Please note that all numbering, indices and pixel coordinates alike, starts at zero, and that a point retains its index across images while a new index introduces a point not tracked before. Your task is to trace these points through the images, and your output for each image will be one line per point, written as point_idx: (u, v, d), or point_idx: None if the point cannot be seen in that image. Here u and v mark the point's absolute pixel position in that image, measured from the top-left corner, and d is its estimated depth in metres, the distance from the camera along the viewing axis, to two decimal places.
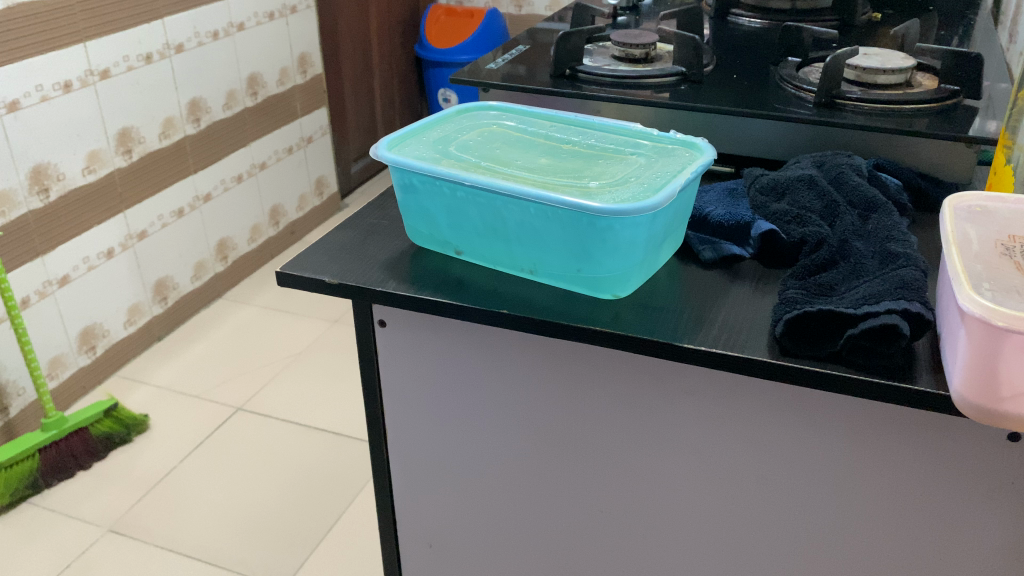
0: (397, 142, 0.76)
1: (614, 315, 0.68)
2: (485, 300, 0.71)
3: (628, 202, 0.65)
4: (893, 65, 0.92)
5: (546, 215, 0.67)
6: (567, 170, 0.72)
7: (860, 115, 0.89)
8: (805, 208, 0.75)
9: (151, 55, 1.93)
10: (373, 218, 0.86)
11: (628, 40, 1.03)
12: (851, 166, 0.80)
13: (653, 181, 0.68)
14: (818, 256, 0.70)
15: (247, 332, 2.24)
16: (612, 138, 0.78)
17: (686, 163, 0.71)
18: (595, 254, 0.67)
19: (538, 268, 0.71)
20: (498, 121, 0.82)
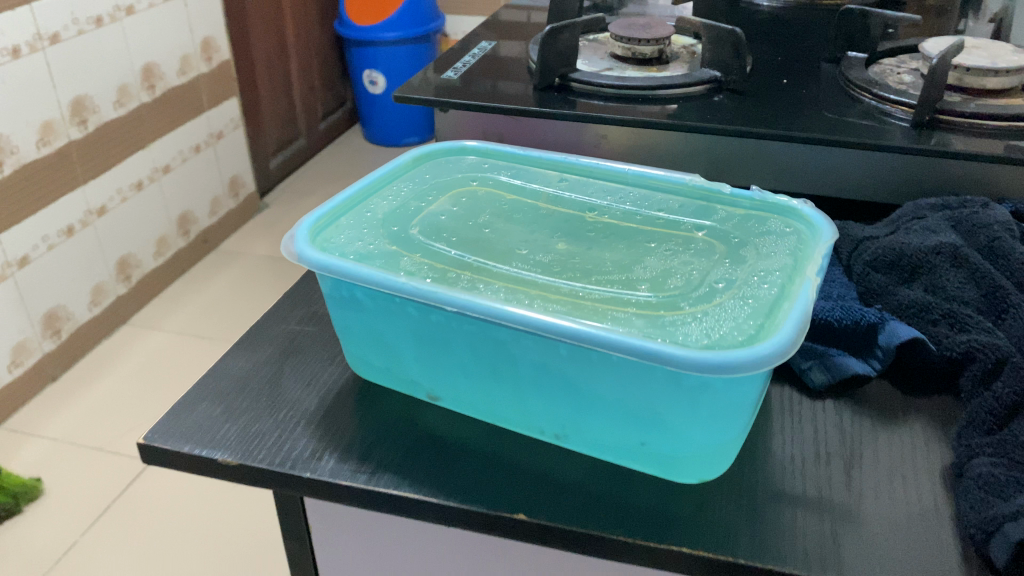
0: (327, 222, 0.48)
1: (707, 519, 0.42)
2: (487, 493, 0.43)
3: (729, 339, 0.39)
4: (1009, 64, 0.66)
5: (590, 362, 0.40)
6: (606, 269, 0.46)
7: (981, 140, 0.63)
8: (955, 301, 0.50)
9: (17, 49, 1.50)
10: (292, 321, 0.57)
11: (634, 33, 0.74)
12: (1002, 225, 0.54)
13: (757, 291, 0.42)
14: (1004, 391, 0.45)
15: (162, 363, 1.80)
16: (658, 202, 0.53)
17: (795, 249, 0.46)
18: (673, 425, 0.40)
19: (568, 434, 0.44)
20: (478, 177, 0.56)
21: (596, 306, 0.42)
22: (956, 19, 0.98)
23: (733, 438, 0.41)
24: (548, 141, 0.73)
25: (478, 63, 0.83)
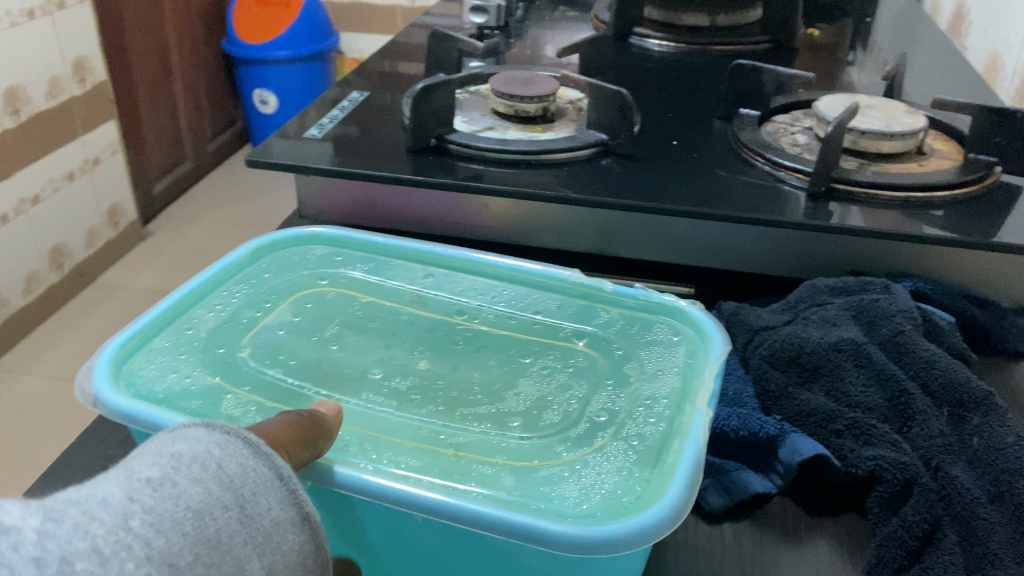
0: (137, 344, 0.44)
1: None
2: None
3: (609, 502, 0.35)
4: (904, 128, 0.63)
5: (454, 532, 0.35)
6: (473, 399, 0.42)
7: (879, 211, 0.59)
8: (858, 408, 0.46)
9: None
10: (111, 445, 0.48)
11: (516, 90, 0.69)
12: (905, 313, 0.50)
13: (644, 429, 0.39)
14: (915, 519, 0.41)
15: (29, 414, 1.54)
16: (534, 302, 0.49)
17: (685, 365, 0.43)
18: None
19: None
20: (328, 274, 0.51)
21: (460, 454, 0.38)
22: (845, 56, 0.97)
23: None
24: (423, 209, 0.66)
25: (349, 117, 0.76)
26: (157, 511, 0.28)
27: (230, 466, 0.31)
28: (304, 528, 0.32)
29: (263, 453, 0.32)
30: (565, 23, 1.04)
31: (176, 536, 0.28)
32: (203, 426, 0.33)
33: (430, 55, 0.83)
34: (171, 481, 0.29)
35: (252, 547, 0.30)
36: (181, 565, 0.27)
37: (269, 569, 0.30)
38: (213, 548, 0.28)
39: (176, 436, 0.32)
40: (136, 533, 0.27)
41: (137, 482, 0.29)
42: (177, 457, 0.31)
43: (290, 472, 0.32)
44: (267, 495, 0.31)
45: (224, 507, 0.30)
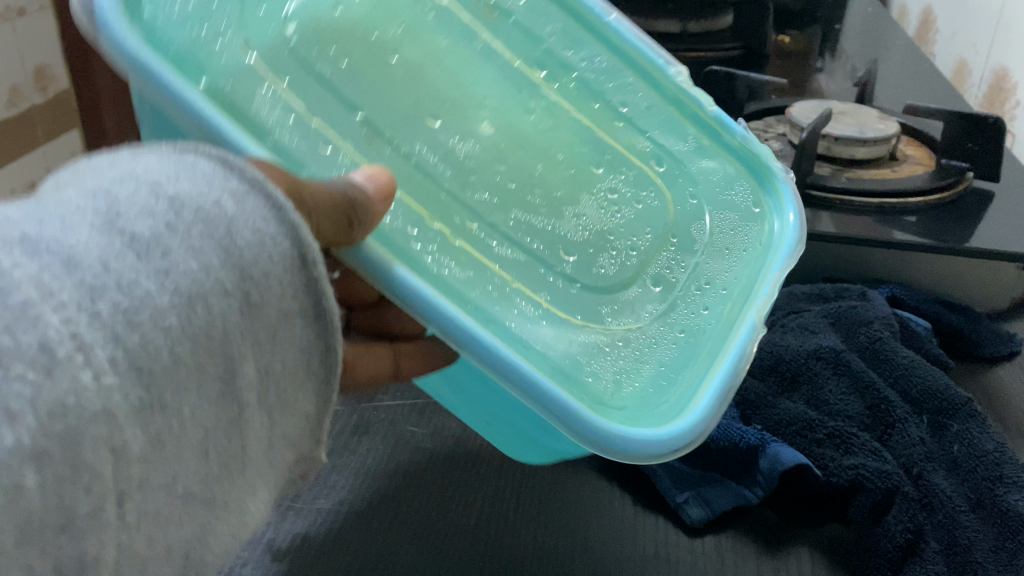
0: None
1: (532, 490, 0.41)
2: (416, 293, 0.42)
3: (637, 390, 0.37)
4: (876, 134, 0.63)
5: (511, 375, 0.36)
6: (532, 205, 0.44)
7: (854, 218, 0.59)
8: (839, 416, 0.45)
9: None
10: None
11: None
12: (883, 322, 0.50)
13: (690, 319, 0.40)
14: (896, 528, 0.40)
15: None
16: (613, 96, 0.47)
17: (756, 241, 0.42)
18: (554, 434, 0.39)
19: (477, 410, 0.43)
20: None
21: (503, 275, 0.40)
22: (815, 62, 0.98)
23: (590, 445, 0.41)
24: None
25: None
26: (137, 287, 0.21)
27: (244, 239, 0.24)
28: (315, 330, 0.27)
29: (291, 226, 0.26)
30: None
31: (155, 331, 0.21)
32: (218, 163, 0.26)
33: None
34: (163, 244, 0.22)
35: (251, 343, 0.24)
36: (154, 370, 0.21)
37: (265, 374, 0.26)
38: (199, 341, 0.22)
39: (180, 165, 0.25)
40: (108, 320, 0.20)
41: (118, 232, 0.21)
42: (175, 196, 0.23)
43: (319, 259, 0.26)
44: (278, 276, 0.25)
45: (224, 291, 0.23)
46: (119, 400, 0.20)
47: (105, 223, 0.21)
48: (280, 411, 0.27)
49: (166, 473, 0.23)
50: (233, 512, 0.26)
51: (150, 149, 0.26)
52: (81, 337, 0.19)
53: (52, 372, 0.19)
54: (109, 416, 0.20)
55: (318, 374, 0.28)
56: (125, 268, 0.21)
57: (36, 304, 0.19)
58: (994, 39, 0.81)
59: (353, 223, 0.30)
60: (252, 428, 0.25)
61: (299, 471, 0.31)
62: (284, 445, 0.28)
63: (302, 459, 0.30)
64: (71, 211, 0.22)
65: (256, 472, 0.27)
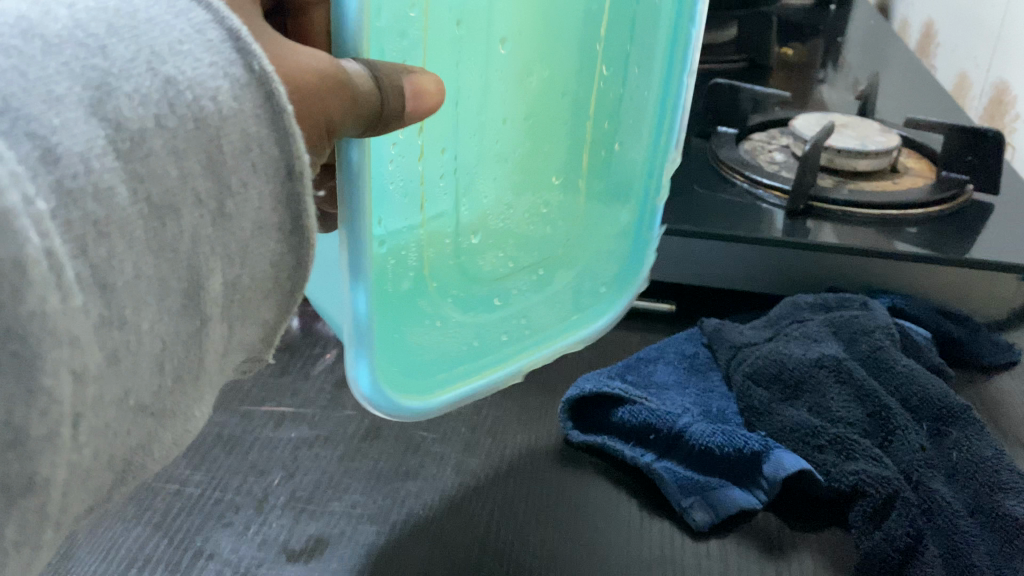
0: None
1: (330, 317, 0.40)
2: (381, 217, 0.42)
3: (421, 350, 0.41)
4: (877, 146, 0.65)
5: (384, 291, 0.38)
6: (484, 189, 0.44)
7: (855, 229, 0.60)
8: (839, 423, 0.46)
9: None
10: None
11: None
12: (885, 331, 0.51)
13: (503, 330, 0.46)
14: (897, 531, 0.41)
15: None
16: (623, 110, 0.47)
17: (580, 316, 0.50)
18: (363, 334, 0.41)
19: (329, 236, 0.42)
20: None
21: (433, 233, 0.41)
22: (817, 74, 0.99)
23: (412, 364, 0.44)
24: None
25: None
26: (112, 194, 0.20)
27: (231, 144, 0.24)
28: (289, 243, 0.27)
29: (285, 135, 0.25)
30: None
31: (122, 242, 0.21)
32: (229, 37, 0.24)
33: None
34: (147, 139, 0.22)
35: (220, 255, 0.24)
36: (114, 284, 0.21)
37: (231, 286, 0.25)
38: (164, 256, 0.22)
39: (190, 30, 0.24)
40: (78, 229, 0.20)
41: (103, 119, 0.21)
42: (171, 76, 0.23)
43: (306, 173, 0.26)
44: (258, 188, 0.25)
45: (198, 202, 0.23)
46: (82, 324, 0.20)
47: (92, 104, 0.21)
48: (241, 320, 0.27)
49: (121, 385, 0.22)
50: (180, 422, 0.26)
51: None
52: (53, 248, 0.19)
53: (16, 292, 0.18)
54: (71, 335, 0.20)
55: (284, 287, 0.28)
56: (104, 168, 0.20)
57: (15, 206, 0.18)
58: (993, 53, 0.82)
59: (374, 123, 0.30)
60: (210, 341, 0.25)
61: (244, 367, 0.30)
62: (239, 352, 0.28)
63: (250, 359, 0.30)
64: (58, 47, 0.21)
65: (212, 380, 0.27)
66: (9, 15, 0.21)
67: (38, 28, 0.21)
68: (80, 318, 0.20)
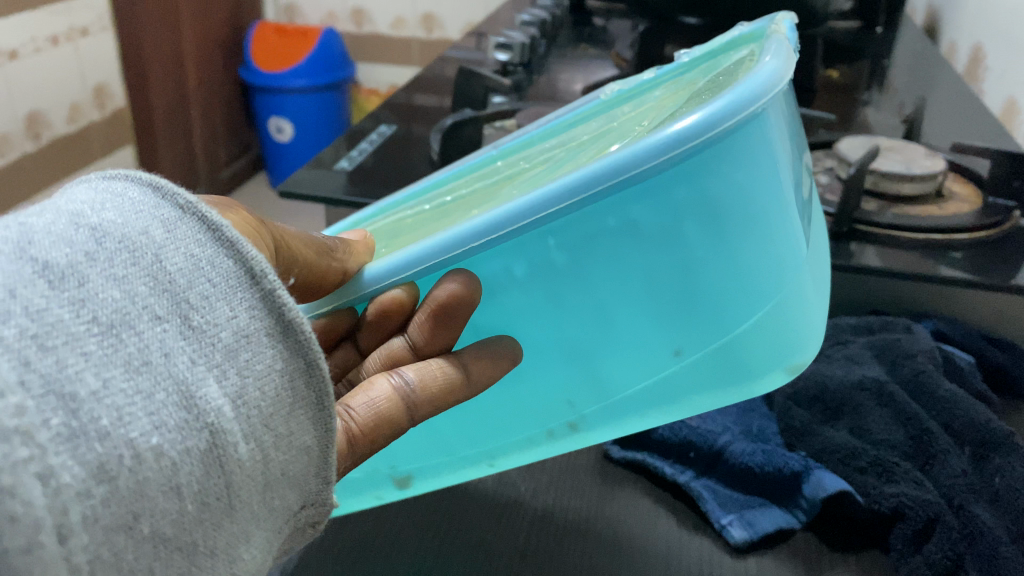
0: None
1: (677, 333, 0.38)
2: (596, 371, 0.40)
3: None
4: (922, 170, 0.65)
5: (580, 258, 0.37)
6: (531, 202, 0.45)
7: (899, 253, 0.60)
8: (880, 444, 0.47)
9: (10, 53, 1.10)
10: None
11: None
12: (929, 356, 0.51)
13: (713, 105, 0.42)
14: (937, 555, 0.41)
15: None
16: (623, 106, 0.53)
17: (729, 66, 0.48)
18: (720, 313, 0.37)
19: (584, 402, 0.40)
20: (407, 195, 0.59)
21: None
22: (862, 97, 0.99)
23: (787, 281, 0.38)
24: None
25: (382, 146, 0.80)
26: (46, 313, 0.24)
27: (174, 264, 0.27)
28: (288, 345, 0.29)
29: (234, 246, 0.28)
30: (585, 59, 1.08)
31: (72, 355, 0.23)
32: (148, 188, 0.29)
33: (457, 90, 0.87)
34: (77, 269, 0.25)
35: (207, 368, 0.26)
36: (79, 396, 0.23)
37: (251, 433, 0.27)
38: (136, 370, 0.25)
39: (108, 192, 0.28)
40: (13, 344, 0.22)
41: (31, 261, 0.24)
42: (96, 224, 0.27)
43: (266, 267, 0.28)
44: (224, 302, 0.28)
45: (156, 318, 0.26)
46: (39, 426, 0.22)
47: (13, 252, 0.25)
48: (276, 441, 0.28)
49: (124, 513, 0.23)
50: (223, 560, 0.27)
51: (81, 182, 0.30)
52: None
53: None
54: (25, 441, 0.22)
55: (308, 395, 0.29)
56: (31, 294, 0.24)
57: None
58: None
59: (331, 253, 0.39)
60: (237, 464, 0.26)
61: (309, 517, 0.31)
62: (284, 482, 0.29)
63: (309, 503, 0.31)
64: None
65: (249, 516, 0.27)
66: None
67: None
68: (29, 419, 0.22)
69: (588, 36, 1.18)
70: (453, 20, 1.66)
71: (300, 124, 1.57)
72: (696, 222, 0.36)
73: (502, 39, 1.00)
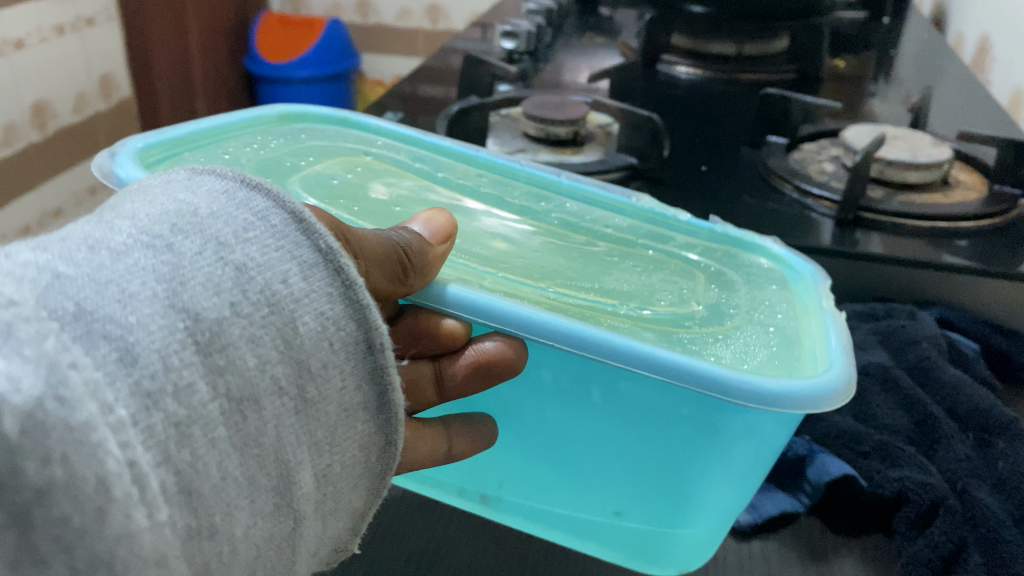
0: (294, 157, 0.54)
1: (631, 502, 0.40)
2: (548, 489, 0.42)
3: (756, 367, 0.38)
4: (928, 159, 0.65)
5: (615, 408, 0.37)
6: (569, 279, 0.45)
7: (904, 240, 0.60)
8: (885, 430, 0.47)
9: (18, 42, 1.10)
10: None
11: (547, 113, 0.74)
12: (933, 341, 0.52)
13: (772, 321, 0.43)
14: (940, 538, 0.41)
15: None
16: (650, 227, 0.52)
17: (786, 286, 0.47)
18: (677, 515, 0.39)
19: (511, 492, 0.43)
20: (377, 154, 0.58)
21: (559, 302, 0.42)
22: (868, 87, 0.99)
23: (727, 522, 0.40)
24: None
25: None
26: (191, 393, 0.23)
27: (306, 326, 0.27)
28: (378, 422, 0.30)
29: (360, 309, 0.29)
30: (592, 47, 1.08)
31: (203, 444, 0.23)
32: (293, 222, 0.29)
33: (464, 79, 0.88)
34: (224, 329, 0.25)
35: (307, 445, 0.27)
36: (200, 492, 0.23)
37: (322, 475, 0.28)
38: (249, 452, 0.25)
39: (254, 220, 0.28)
40: (160, 435, 0.22)
41: (180, 312, 0.24)
42: (241, 264, 0.27)
43: (386, 344, 0.29)
44: (335, 367, 0.28)
45: (279, 389, 0.26)
46: (170, 540, 0.22)
47: (167, 295, 0.24)
48: (330, 510, 0.29)
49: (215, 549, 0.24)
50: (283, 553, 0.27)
51: (215, 179, 0.30)
52: (134, 459, 0.21)
53: (100, 510, 0.20)
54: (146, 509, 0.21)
55: (374, 467, 0.31)
56: (182, 366, 0.23)
57: (95, 422, 0.20)
58: None
59: (406, 271, 0.35)
60: (303, 495, 0.27)
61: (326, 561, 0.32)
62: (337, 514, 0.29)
63: (333, 550, 0.31)
64: (138, 272, 0.24)
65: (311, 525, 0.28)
66: (79, 237, 0.25)
67: (104, 245, 0.25)
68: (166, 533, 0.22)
69: (595, 25, 1.18)
70: (459, 10, 1.66)
71: None
72: (711, 454, 0.36)
73: (510, 27, 1.00)
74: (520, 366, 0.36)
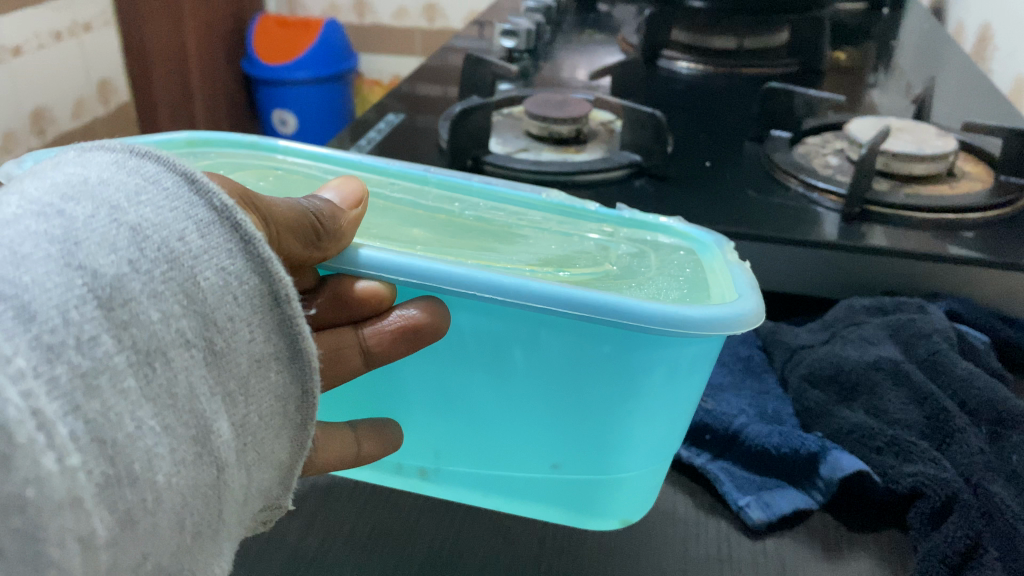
0: None
1: (567, 454, 0.40)
2: (479, 450, 0.42)
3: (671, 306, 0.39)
4: (932, 150, 0.65)
5: (545, 353, 0.37)
6: (484, 251, 0.44)
7: (911, 232, 0.60)
8: (897, 423, 0.47)
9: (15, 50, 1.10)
10: None
11: (549, 112, 0.74)
12: (943, 335, 0.51)
13: (681, 273, 0.43)
14: (956, 534, 0.41)
15: None
16: (551, 213, 0.49)
17: (689, 256, 0.45)
18: (610, 461, 0.40)
19: (446, 461, 0.43)
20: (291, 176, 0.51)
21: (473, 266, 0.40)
22: (869, 78, 0.98)
23: (662, 462, 0.41)
24: None
25: (392, 133, 0.80)
26: (96, 345, 0.26)
27: (208, 279, 0.30)
28: (292, 371, 0.33)
29: (264, 263, 0.31)
30: (592, 44, 1.08)
31: (111, 395, 0.26)
32: (184, 181, 0.31)
33: (465, 78, 0.88)
34: (125, 282, 0.27)
35: (221, 395, 0.30)
36: (117, 440, 0.26)
37: (240, 425, 0.31)
38: (164, 402, 0.28)
39: (146, 182, 0.30)
40: (66, 386, 0.25)
41: (80, 269, 0.27)
42: (137, 224, 0.29)
43: (291, 296, 0.32)
44: (243, 321, 0.31)
45: (186, 342, 0.29)
46: (85, 485, 0.25)
47: (62, 254, 0.27)
48: (258, 457, 0.32)
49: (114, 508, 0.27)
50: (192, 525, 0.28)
51: (105, 151, 0.32)
52: (38, 407, 0.24)
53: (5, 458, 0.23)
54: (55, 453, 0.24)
55: (295, 418, 0.34)
56: (84, 318, 0.26)
57: None
58: None
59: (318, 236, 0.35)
60: None
61: (262, 516, 0.36)
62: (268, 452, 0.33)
63: (267, 506, 0.35)
64: (32, 236, 0.27)
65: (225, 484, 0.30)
66: None
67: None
68: (81, 478, 0.25)
69: (595, 22, 1.18)
70: (456, 9, 1.66)
71: (303, 115, 1.57)
72: (635, 393, 0.37)
73: (509, 25, 1.00)
74: (442, 328, 0.36)
